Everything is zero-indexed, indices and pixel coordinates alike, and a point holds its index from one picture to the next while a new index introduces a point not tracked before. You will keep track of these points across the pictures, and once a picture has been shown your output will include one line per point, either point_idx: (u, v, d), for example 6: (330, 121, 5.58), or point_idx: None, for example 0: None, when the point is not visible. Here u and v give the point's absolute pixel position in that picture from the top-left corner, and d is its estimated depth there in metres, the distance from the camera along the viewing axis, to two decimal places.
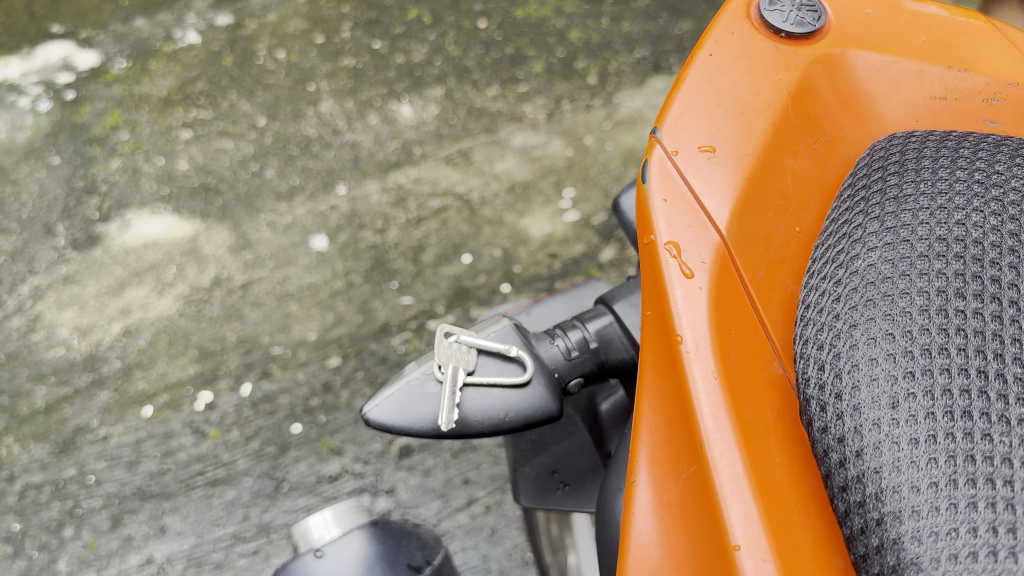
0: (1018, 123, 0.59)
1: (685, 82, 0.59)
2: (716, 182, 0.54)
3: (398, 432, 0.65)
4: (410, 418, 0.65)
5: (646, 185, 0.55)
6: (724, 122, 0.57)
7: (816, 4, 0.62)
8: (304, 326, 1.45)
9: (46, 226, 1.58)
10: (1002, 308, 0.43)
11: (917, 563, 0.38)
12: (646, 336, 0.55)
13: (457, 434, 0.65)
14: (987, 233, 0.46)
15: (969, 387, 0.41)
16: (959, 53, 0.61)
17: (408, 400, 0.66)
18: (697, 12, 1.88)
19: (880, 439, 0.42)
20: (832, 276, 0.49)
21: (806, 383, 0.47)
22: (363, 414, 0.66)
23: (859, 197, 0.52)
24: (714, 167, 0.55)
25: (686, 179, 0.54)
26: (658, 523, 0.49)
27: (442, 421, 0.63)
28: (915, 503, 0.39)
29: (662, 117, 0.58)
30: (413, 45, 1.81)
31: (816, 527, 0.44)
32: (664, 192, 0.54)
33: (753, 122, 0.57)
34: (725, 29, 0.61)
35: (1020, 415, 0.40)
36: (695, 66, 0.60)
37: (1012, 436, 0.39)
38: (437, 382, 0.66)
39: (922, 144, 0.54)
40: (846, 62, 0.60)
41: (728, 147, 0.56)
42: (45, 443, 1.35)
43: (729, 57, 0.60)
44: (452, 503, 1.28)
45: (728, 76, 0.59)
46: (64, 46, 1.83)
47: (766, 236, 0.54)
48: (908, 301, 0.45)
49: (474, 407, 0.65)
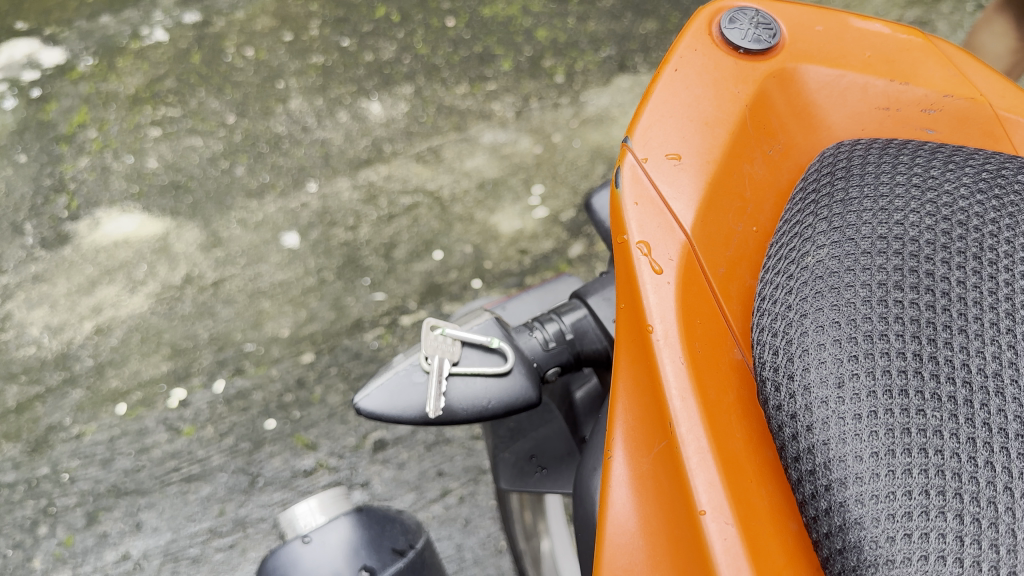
0: (953, 132, 0.64)
1: (653, 95, 0.62)
2: (682, 187, 0.57)
3: (387, 420, 0.67)
4: (398, 406, 0.67)
5: (618, 190, 0.58)
6: (688, 132, 0.60)
7: (772, 22, 0.65)
8: (277, 323, 1.46)
9: (15, 225, 1.58)
10: (936, 298, 0.47)
11: (861, 523, 0.41)
12: (620, 327, 0.57)
13: (444, 421, 0.68)
14: (923, 231, 0.50)
15: (907, 368, 0.45)
16: (901, 67, 0.65)
17: (397, 389, 0.68)
18: (661, 12, 1.91)
19: (828, 415, 0.45)
20: (786, 271, 0.52)
21: (762, 366, 0.49)
22: (354, 404, 0.68)
23: (811, 199, 0.55)
24: (680, 173, 0.58)
25: (654, 184, 0.57)
26: (633, 494, 0.52)
27: (430, 409, 0.66)
28: (858, 470, 0.42)
29: (631, 127, 0.61)
30: (382, 43, 1.82)
31: (773, 494, 0.47)
32: (635, 195, 0.57)
33: (715, 132, 0.60)
34: (688, 46, 0.64)
35: (950, 393, 0.44)
36: (662, 80, 0.62)
37: (943, 411, 0.43)
38: (423, 372, 0.69)
39: (866, 151, 0.57)
40: (799, 76, 0.63)
41: (692, 155, 0.59)
42: (17, 442, 1.35)
43: (693, 72, 0.62)
44: (426, 494, 1.31)
45: (691, 90, 0.61)
46: (29, 43, 1.82)
47: (727, 235, 0.57)
48: (853, 292, 0.48)
49: (460, 395, 0.68)
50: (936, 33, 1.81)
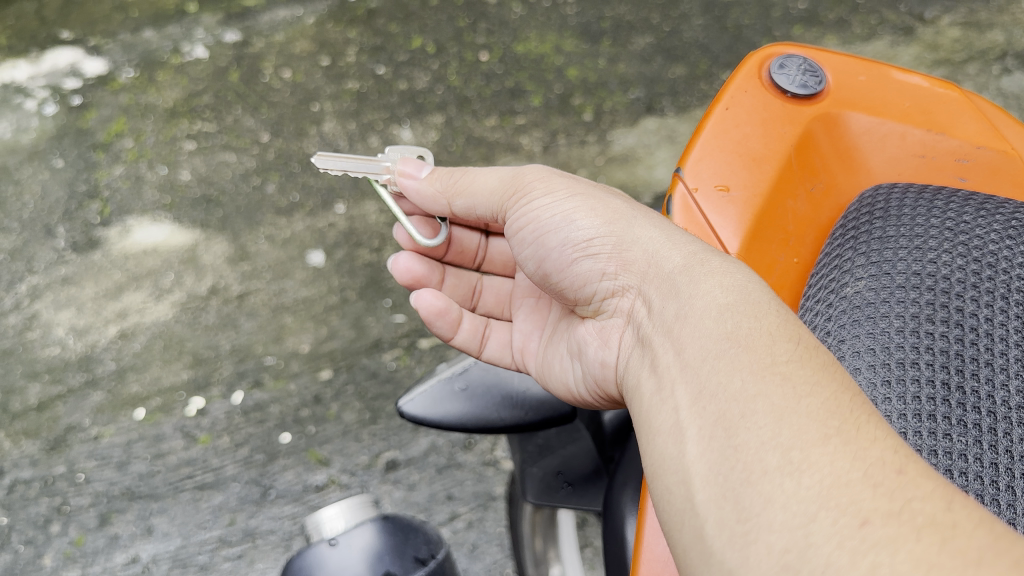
0: (985, 182, 0.73)
1: (706, 130, 0.73)
2: (728, 217, 0.68)
3: (429, 423, 0.79)
4: (437, 412, 0.79)
5: (669, 216, 0.70)
6: (736, 167, 0.71)
7: (818, 69, 0.76)
8: (298, 338, 1.48)
9: (47, 227, 1.62)
10: (963, 332, 0.56)
11: None
12: None
13: (478, 424, 0.78)
14: (955, 271, 0.59)
15: (936, 395, 0.53)
16: (937, 118, 0.74)
17: (439, 398, 0.80)
18: (691, 58, 1.91)
19: None
20: (826, 300, 0.61)
21: None
22: (399, 407, 0.80)
23: (850, 236, 0.65)
24: (728, 204, 0.69)
25: (704, 213, 0.69)
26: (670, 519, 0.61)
27: (450, 385, 0.80)
28: None
29: (683, 158, 0.72)
30: (416, 73, 1.85)
31: None
32: (685, 222, 0.69)
33: (762, 167, 0.71)
34: (740, 87, 0.75)
35: (975, 420, 0.52)
36: (714, 117, 0.74)
37: (968, 436, 0.51)
38: (459, 386, 0.80)
39: (904, 195, 0.65)
40: (842, 122, 0.74)
41: (739, 188, 0.70)
42: (37, 439, 1.38)
43: (743, 112, 0.74)
44: (435, 517, 1.33)
45: (741, 128, 0.73)
46: (73, 52, 1.87)
47: (769, 264, 0.69)
48: (888, 323, 0.57)
49: (477, 381, 0.81)
50: None
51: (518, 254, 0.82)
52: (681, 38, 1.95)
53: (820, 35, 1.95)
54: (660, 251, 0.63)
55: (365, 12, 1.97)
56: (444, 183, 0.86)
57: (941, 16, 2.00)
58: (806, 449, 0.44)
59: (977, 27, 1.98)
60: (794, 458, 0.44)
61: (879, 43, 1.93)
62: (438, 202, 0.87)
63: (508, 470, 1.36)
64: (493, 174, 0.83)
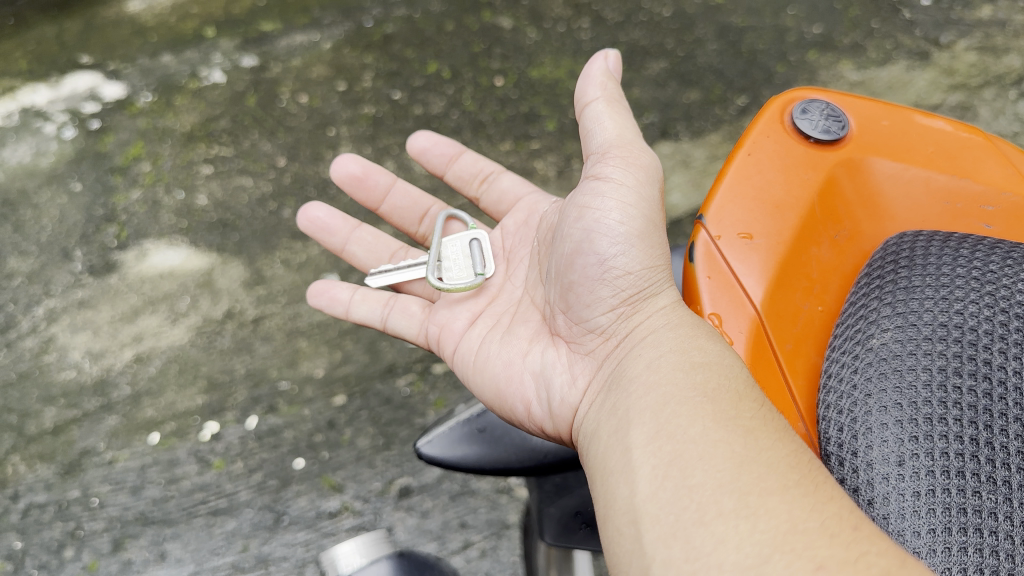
0: (1010, 227, 0.80)
1: (727, 175, 0.83)
2: (751, 264, 0.78)
3: (446, 463, 0.82)
4: (455, 454, 0.82)
5: (693, 262, 0.79)
6: (759, 213, 0.80)
7: (841, 115, 0.85)
8: (312, 363, 1.48)
9: (65, 250, 1.63)
10: (992, 386, 0.63)
11: None
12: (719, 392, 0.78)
13: (495, 467, 0.82)
14: (982, 320, 0.66)
15: (963, 452, 0.61)
16: (961, 164, 0.82)
17: (455, 440, 0.83)
18: (705, 83, 1.91)
19: (888, 491, 0.61)
20: (852, 351, 0.69)
21: (828, 440, 0.66)
22: (417, 448, 0.84)
23: (875, 284, 0.73)
24: (751, 249, 0.78)
25: (727, 260, 0.78)
26: None
27: (466, 430, 0.84)
28: (916, 546, 0.58)
29: (706, 206, 0.81)
30: (431, 98, 1.86)
31: None
32: (708, 270, 0.78)
33: (782, 213, 0.80)
34: (762, 133, 0.86)
35: (1004, 477, 0.60)
36: (738, 160, 0.84)
37: (998, 495, 0.59)
38: (474, 429, 0.84)
39: (928, 242, 0.73)
40: (866, 167, 0.83)
41: (761, 236, 0.79)
42: (52, 463, 1.38)
43: (765, 157, 0.84)
44: (448, 545, 1.32)
45: (764, 174, 0.83)
46: (92, 77, 1.89)
47: (794, 313, 0.77)
48: (914, 375, 0.64)
49: (494, 426, 0.85)
50: (976, 119, 1.84)
51: (568, 216, 0.96)
52: (696, 63, 1.95)
53: (835, 61, 1.96)
54: (667, 313, 0.81)
55: (381, 37, 1.98)
56: (602, 92, 1.00)
57: (956, 41, 1.99)
58: (761, 496, 0.59)
59: (993, 51, 1.97)
60: (751, 503, 0.58)
61: (894, 68, 1.94)
62: (587, 95, 1.01)
63: (521, 497, 1.35)
64: (618, 121, 0.97)
